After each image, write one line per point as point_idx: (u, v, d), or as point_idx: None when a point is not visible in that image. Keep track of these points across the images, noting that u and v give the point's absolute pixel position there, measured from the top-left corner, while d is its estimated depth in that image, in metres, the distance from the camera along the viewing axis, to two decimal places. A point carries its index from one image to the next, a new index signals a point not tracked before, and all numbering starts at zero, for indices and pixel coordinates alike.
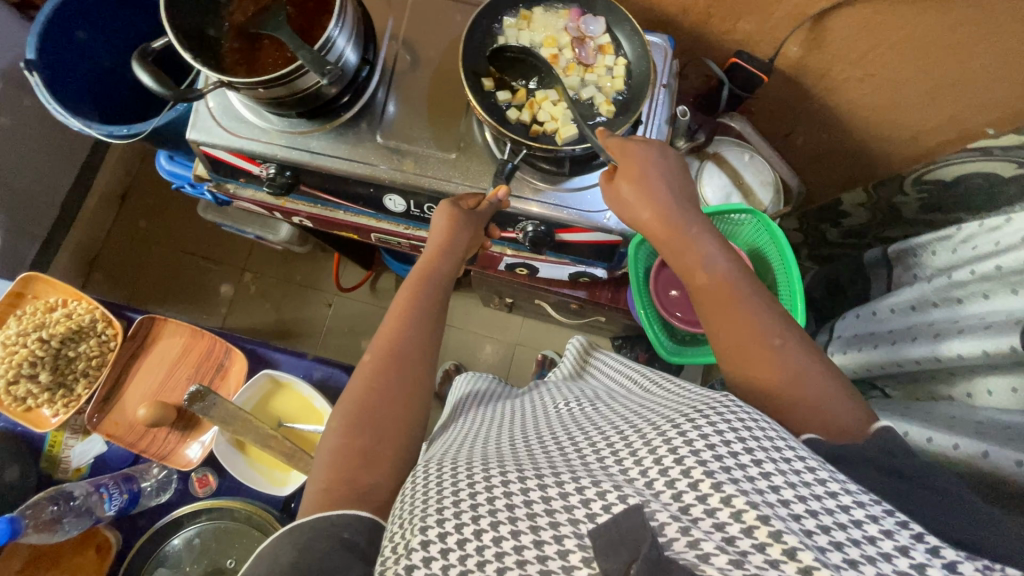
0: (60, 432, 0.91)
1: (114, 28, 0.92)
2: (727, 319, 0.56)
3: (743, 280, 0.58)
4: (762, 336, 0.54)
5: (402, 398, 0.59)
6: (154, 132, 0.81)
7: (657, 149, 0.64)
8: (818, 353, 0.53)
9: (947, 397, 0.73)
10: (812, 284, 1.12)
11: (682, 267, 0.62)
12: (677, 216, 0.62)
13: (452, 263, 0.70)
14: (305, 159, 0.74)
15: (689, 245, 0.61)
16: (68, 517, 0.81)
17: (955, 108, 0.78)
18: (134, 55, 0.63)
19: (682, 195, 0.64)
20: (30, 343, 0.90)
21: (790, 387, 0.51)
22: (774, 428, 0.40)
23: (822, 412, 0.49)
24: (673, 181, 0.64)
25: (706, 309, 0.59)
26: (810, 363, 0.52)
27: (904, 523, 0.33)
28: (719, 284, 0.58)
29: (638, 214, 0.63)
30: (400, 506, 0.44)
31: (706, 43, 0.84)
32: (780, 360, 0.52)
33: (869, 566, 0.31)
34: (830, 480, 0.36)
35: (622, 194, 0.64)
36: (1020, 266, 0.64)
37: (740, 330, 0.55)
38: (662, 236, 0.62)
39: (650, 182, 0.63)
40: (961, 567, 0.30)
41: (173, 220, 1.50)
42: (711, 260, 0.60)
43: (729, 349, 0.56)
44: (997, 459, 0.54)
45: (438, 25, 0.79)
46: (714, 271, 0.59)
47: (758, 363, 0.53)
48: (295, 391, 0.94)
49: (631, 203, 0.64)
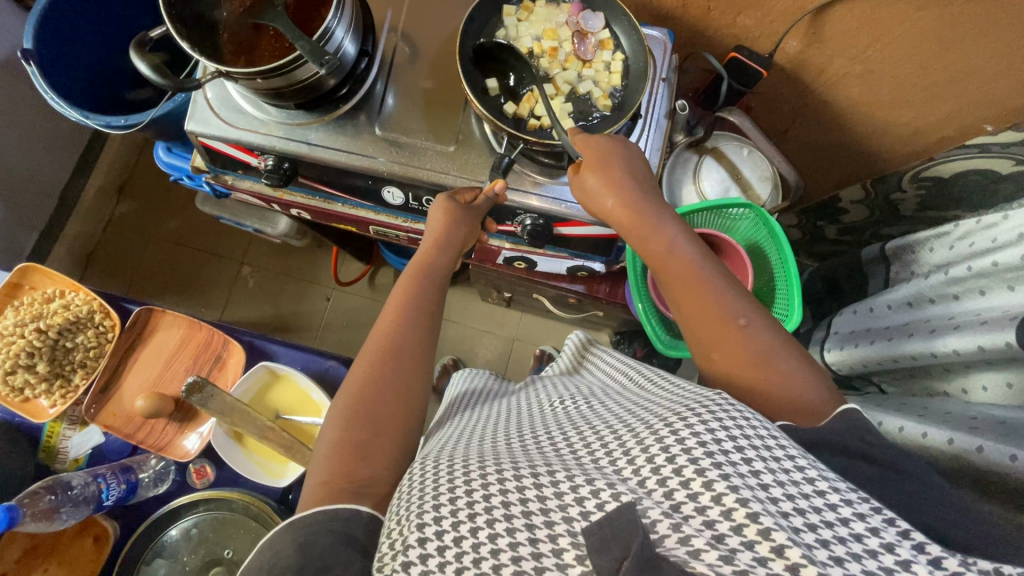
0: (57, 423, 0.92)
1: (112, 18, 0.92)
2: (698, 305, 0.56)
3: (710, 266, 0.58)
4: (730, 318, 0.55)
5: (396, 392, 0.59)
6: (152, 123, 0.81)
7: (616, 140, 0.64)
8: (786, 337, 0.54)
9: (942, 392, 0.73)
10: (810, 281, 1.12)
11: (648, 254, 0.61)
12: (641, 202, 0.62)
13: (449, 258, 0.70)
14: (302, 151, 0.74)
15: (653, 228, 0.61)
16: (66, 507, 0.81)
17: (953, 104, 0.78)
18: (132, 44, 0.62)
19: (644, 182, 0.64)
20: (27, 334, 0.89)
21: (760, 371, 0.51)
22: (765, 426, 0.41)
23: (785, 394, 0.50)
24: (637, 170, 0.64)
25: (676, 295, 0.59)
26: (777, 342, 0.53)
27: (891, 519, 0.34)
28: (687, 272, 0.58)
29: (603, 202, 0.63)
30: (396, 502, 0.44)
31: (705, 37, 0.84)
32: (747, 341, 0.53)
33: (855, 563, 0.31)
34: (819, 478, 0.36)
35: (588, 185, 0.63)
36: (1017, 262, 0.64)
37: (710, 315, 0.56)
38: (629, 225, 0.62)
39: (612, 171, 0.62)
40: (945, 563, 0.31)
41: (170, 213, 1.49)
42: (674, 246, 0.60)
43: (700, 333, 0.56)
44: (991, 453, 0.54)
45: (437, 17, 0.79)
46: (681, 256, 0.59)
47: (729, 351, 0.53)
48: (293, 383, 0.94)
49: (597, 192, 0.63)
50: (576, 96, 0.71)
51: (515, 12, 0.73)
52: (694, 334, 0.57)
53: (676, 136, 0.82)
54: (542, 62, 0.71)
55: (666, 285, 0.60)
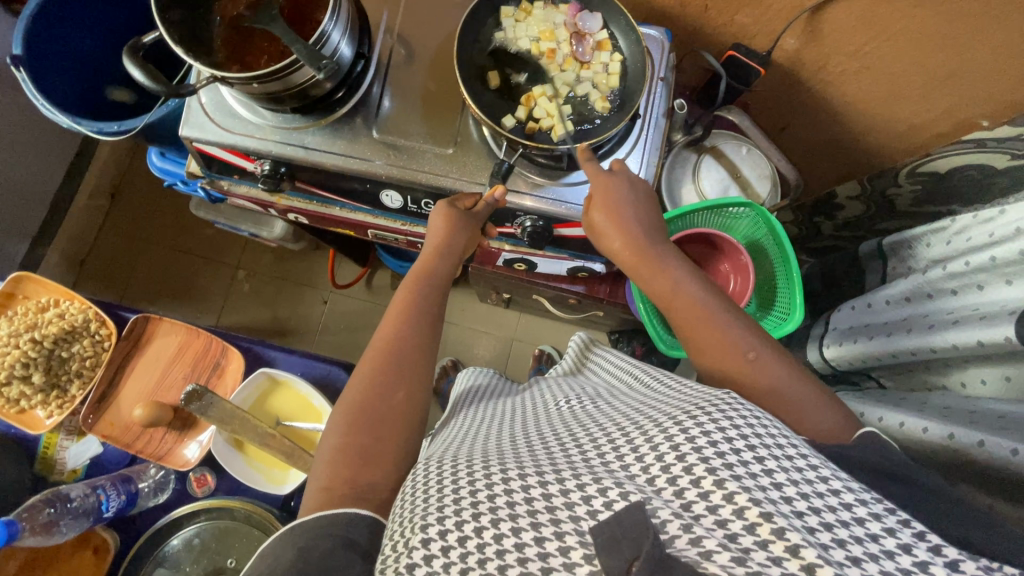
0: (54, 433, 0.91)
1: (104, 24, 0.90)
2: (709, 342, 0.57)
3: (717, 301, 0.60)
4: (739, 353, 0.55)
5: (398, 395, 0.59)
6: (146, 128, 0.80)
7: (627, 180, 0.66)
8: (798, 369, 0.53)
9: (940, 386, 0.74)
10: (808, 277, 1.13)
11: (656, 295, 0.63)
12: (645, 243, 0.64)
13: (451, 264, 0.70)
14: (299, 155, 0.73)
15: (659, 269, 0.63)
16: (65, 519, 0.80)
17: (950, 100, 0.78)
18: (124, 49, 0.61)
19: (648, 220, 0.66)
20: (22, 344, 0.88)
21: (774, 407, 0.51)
22: (776, 426, 0.40)
23: (800, 420, 0.49)
24: (645, 210, 0.66)
25: (683, 331, 0.60)
26: (788, 369, 0.53)
27: (908, 522, 0.34)
28: (694, 308, 0.59)
29: (610, 242, 0.65)
30: (400, 504, 0.44)
31: (702, 35, 0.84)
32: (765, 377, 0.52)
33: (872, 564, 0.31)
34: (834, 479, 0.36)
35: (596, 223, 0.66)
36: (1015, 257, 0.65)
37: (721, 352, 0.56)
38: (636, 266, 0.64)
39: (618, 212, 0.64)
40: (963, 566, 0.31)
41: (164, 218, 1.47)
42: (680, 284, 0.61)
43: (712, 369, 0.56)
44: (994, 448, 0.55)
45: (434, 18, 0.78)
46: (687, 294, 0.60)
47: (741, 387, 0.53)
48: (292, 389, 0.93)
49: (605, 230, 0.65)
50: (574, 99, 0.71)
51: (513, 13, 0.72)
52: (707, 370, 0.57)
53: (675, 135, 0.82)
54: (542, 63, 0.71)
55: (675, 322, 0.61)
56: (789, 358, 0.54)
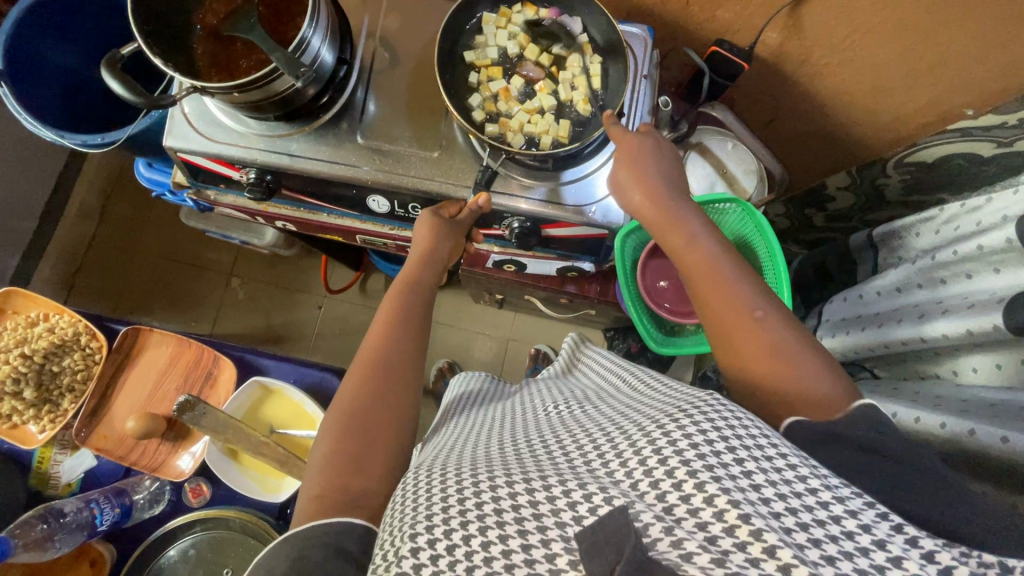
0: (47, 448, 0.90)
1: (84, 35, 0.90)
2: (716, 300, 0.55)
3: (732, 260, 0.57)
4: (747, 312, 0.53)
5: (387, 401, 0.59)
6: (130, 140, 0.80)
7: (654, 140, 0.67)
8: (805, 335, 0.51)
9: (932, 375, 0.74)
10: (801, 270, 1.12)
11: (672, 251, 0.61)
12: (666, 192, 0.63)
13: (434, 273, 0.70)
14: (284, 162, 0.73)
15: (679, 226, 0.61)
16: (60, 534, 0.80)
17: (935, 88, 0.77)
18: (101, 62, 0.61)
19: (673, 175, 0.65)
20: (13, 359, 0.89)
21: (773, 363, 0.50)
22: (757, 425, 0.40)
23: (799, 382, 0.48)
24: (669, 171, 0.65)
25: (695, 289, 0.58)
26: (791, 334, 0.51)
27: (884, 515, 0.34)
28: (707, 263, 0.58)
29: (628, 193, 0.64)
30: (390, 514, 0.43)
31: (686, 32, 0.84)
32: (769, 336, 0.51)
33: (847, 562, 0.31)
34: (811, 476, 0.36)
35: (618, 178, 0.66)
36: (1001, 246, 0.65)
37: (727, 310, 0.54)
38: (655, 221, 0.62)
39: (638, 164, 0.65)
40: (939, 557, 0.32)
41: (156, 227, 1.47)
42: (700, 237, 0.59)
43: (716, 326, 0.55)
44: (983, 436, 0.55)
45: (416, 21, 0.78)
46: (705, 252, 0.58)
47: (743, 343, 0.52)
48: (285, 397, 0.93)
49: (626, 185, 0.65)
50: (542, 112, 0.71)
51: (493, 20, 0.72)
52: (710, 330, 0.56)
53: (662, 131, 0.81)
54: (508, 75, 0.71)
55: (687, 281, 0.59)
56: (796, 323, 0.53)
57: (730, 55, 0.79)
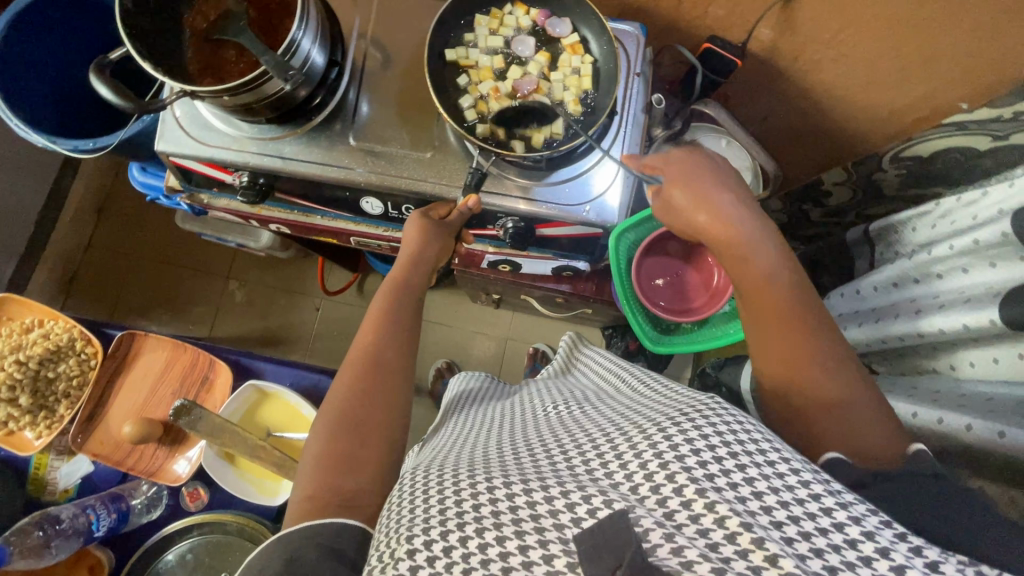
0: (44, 454, 0.90)
1: (74, 39, 0.90)
2: (781, 341, 0.54)
3: (800, 297, 0.55)
4: (818, 359, 0.52)
5: (382, 403, 0.59)
6: (121, 144, 0.79)
7: (711, 159, 0.63)
8: (867, 381, 0.51)
9: (930, 370, 0.74)
10: (797, 265, 1.12)
11: (734, 278, 0.58)
12: (738, 219, 0.59)
13: (424, 273, 0.71)
14: (278, 165, 0.72)
15: (743, 253, 0.58)
16: (56, 541, 0.80)
17: (929, 83, 0.77)
18: (90, 68, 0.61)
19: (742, 197, 0.61)
20: (7, 366, 0.88)
21: (838, 412, 0.49)
22: (760, 431, 0.40)
23: (864, 435, 0.47)
24: (731, 187, 0.61)
25: (756, 319, 0.56)
26: (858, 384, 0.50)
27: (888, 523, 0.34)
28: (777, 300, 0.55)
29: (692, 217, 0.60)
30: (386, 514, 0.43)
31: (678, 28, 0.83)
32: (833, 385, 0.50)
33: (849, 572, 0.31)
34: (814, 482, 0.36)
35: (676, 200, 0.61)
36: (997, 240, 0.64)
37: (794, 353, 0.53)
38: (717, 244, 0.59)
39: (704, 188, 0.60)
40: (943, 567, 0.32)
41: (151, 231, 1.47)
42: (770, 269, 0.57)
43: (777, 366, 0.53)
44: (981, 432, 0.55)
45: (407, 21, 0.77)
46: (770, 282, 0.56)
47: (807, 387, 0.51)
48: (281, 400, 0.93)
49: (683, 208, 0.61)
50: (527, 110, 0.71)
51: (485, 21, 0.73)
52: (768, 364, 0.54)
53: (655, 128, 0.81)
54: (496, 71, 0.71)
55: (746, 307, 0.58)
56: (863, 373, 0.52)
57: (724, 52, 0.78)
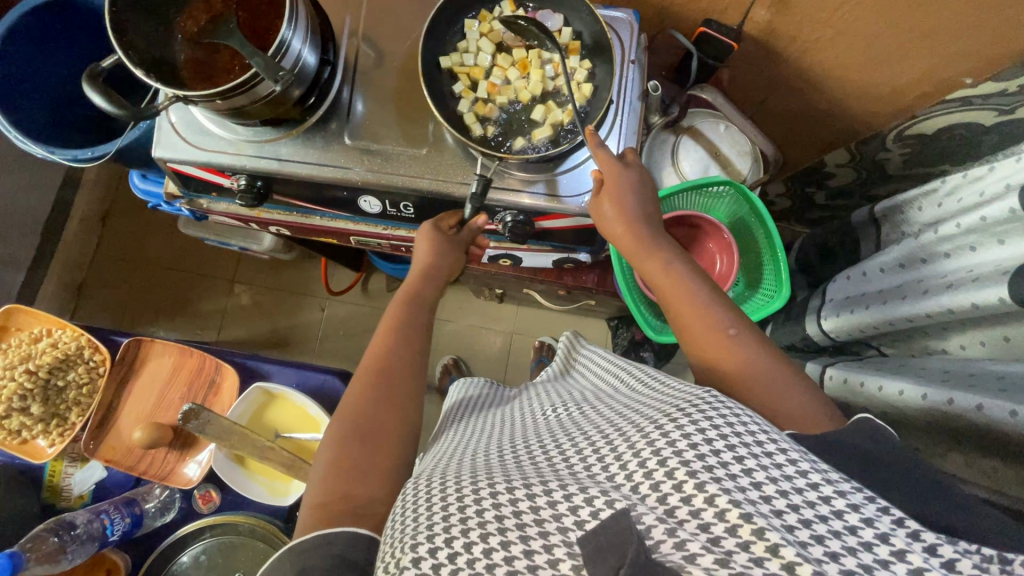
0: (58, 461, 0.92)
1: (65, 48, 0.90)
2: (700, 332, 0.57)
3: (715, 296, 0.59)
4: (741, 346, 0.55)
5: (393, 411, 0.59)
6: (119, 153, 0.80)
7: (639, 172, 0.67)
8: (789, 366, 0.53)
9: (940, 350, 0.73)
10: (803, 249, 1.11)
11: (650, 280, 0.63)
12: (648, 232, 0.65)
13: (435, 285, 0.73)
14: (274, 168, 0.73)
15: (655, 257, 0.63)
16: (72, 546, 0.81)
17: (929, 59, 0.76)
18: (83, 76, 0.60)
19: (652, 214, 0.67)
20: (18, 376, 0.91)
21: (758, 392, 0.51)
22: (756, 421, 0.40)
23: (787, 404, 0.50)
24: (648, 203, 0.67)
25: (673, 314, 0.60)
26: (779, 365, 0.53)
27: (885, 508, 0.33)
28: (689, 297, 0.60)
29: (611, 226, 0.66)
30: (392, 525, 0.43)
31: (672, 12, 0.82)
32: (755, 369, 0.53)
33: (851, 557, 0.31)
34: (812, 472, 0.36)
35: (600, 209, 0.67)
36: (1005, 216, 0.63)
37: (708, 337, 0.56)
38: (631, 249, 0.65)
39: (627, 200, 0.65)
40: (942, 550, 0.31)
41: (157, 239, 1.48)
42: (681, 274, 0.62)
43: (703, 350, 0.56)
44: (992, 410, 0.55)
45: (398, 19, 0.77)
46: (682, 283, 0.61)
47: (730, 367, 0.54)
48: (290, 401, 0.93)
49: (606, 216, 0.66)
50: (523, 119, 0.71)
51: (477, 25, 0.72)
52: (694, 351, 0.58)
53: (654, 117, 0.81)
54: (495, 78, 0.71)
55: (665, 306, 0.62)
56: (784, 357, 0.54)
57: (718, 35, 0.77)
